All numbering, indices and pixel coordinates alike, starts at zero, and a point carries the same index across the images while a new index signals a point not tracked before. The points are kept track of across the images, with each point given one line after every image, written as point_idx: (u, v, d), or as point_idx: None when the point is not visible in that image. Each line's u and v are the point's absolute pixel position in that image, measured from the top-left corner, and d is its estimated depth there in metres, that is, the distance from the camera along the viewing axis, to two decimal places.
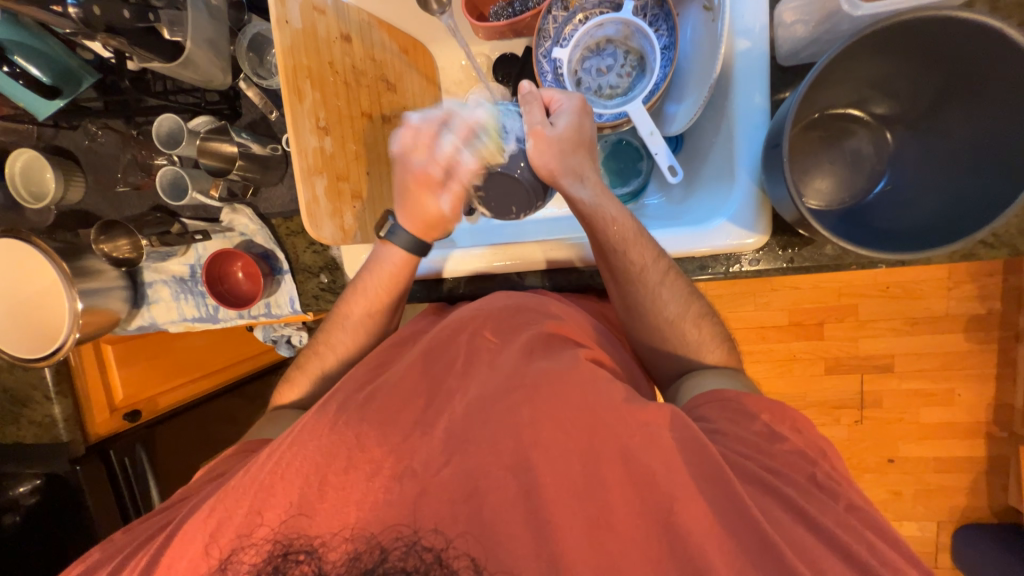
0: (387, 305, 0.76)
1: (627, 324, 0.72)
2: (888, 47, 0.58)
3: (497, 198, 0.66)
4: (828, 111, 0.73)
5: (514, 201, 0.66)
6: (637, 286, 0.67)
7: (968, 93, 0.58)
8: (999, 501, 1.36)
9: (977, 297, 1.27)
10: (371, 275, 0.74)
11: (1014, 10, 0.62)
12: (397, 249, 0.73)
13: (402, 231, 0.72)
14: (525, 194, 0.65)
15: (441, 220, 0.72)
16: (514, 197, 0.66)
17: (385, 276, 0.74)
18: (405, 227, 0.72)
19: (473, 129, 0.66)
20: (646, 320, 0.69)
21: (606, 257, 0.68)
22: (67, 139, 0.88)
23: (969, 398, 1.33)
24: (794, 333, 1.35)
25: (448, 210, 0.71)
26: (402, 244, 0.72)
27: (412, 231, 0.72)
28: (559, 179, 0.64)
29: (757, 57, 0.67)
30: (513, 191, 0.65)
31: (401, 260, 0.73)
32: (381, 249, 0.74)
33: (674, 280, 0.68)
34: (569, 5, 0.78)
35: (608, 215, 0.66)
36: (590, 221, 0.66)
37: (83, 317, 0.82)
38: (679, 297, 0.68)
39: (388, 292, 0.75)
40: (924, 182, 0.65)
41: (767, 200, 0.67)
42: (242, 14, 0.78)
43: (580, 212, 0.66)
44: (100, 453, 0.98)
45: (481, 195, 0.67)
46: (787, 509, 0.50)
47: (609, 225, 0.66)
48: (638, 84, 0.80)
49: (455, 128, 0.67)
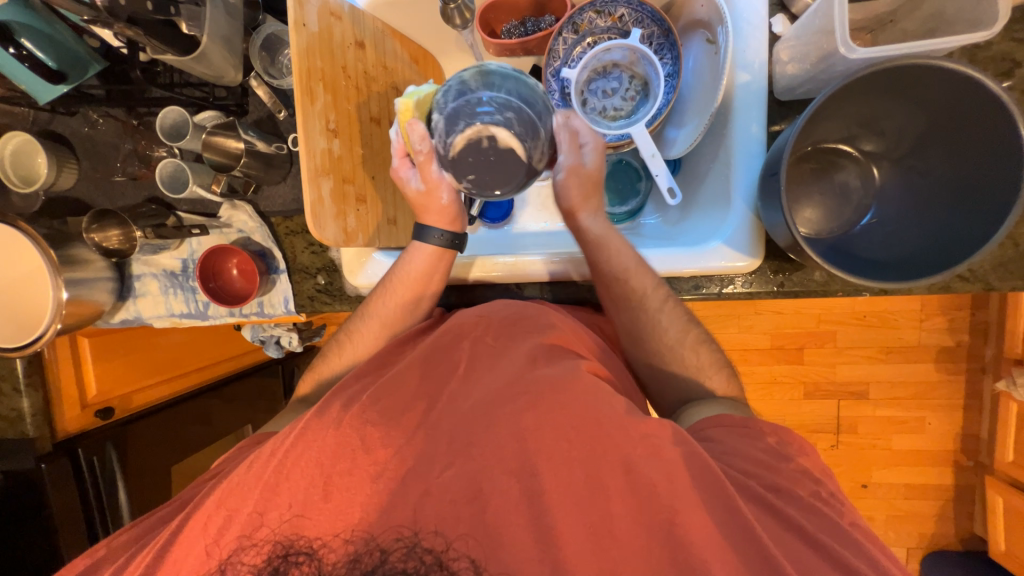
0: (414, 302, 0.75)
1: (631, 347, 0.73)
2: (878, 89, 0.62)
3: (484, 163, 0.63)
4: (819, 145, 0.77)
5: (495, 176, 0.63)
6: (638, 314, 0.71)
7: (951, 136, 0.62)
8: (965, 528, 1.41)
9: (948, 329, 1.33)
10: (404, 268, 0.74)
11: (989, 64, 0.67)
12: (426, 245, 0.74)
13: (435, 232, 0.74)
14: (495, 179, 0.64)
15: (426, 194, 0.71)
16: (501, 174, 0.63)
17: (419, 271, 0.75)
18: (436, 227, 0.74)
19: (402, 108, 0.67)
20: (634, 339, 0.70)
21: (609, 287, 0.71)
22: (63, 125, 0.86)
23: (938, 427, 1.38)
24: (776, 356, 1.39)
25: (421, 184, 0.70)
26: (435, 240, 0.74)
27: (444, 229, 0.75)
28: (577, 213, 0.72)
29: (754, 90, 0.71)
30: (512, 166, 0.63)
31: (433, 253, 0.74)
32: (414, 249, 0.75)
33: (674, 306, 0.71)
34: (578, 28, 0.82)
35: (614, 247, 0.71)
36: (595, 248, 0.71)
37: (66, 308, 0.78)
38: (680, 323, 0.70)
39: (417, 287, 0.75)
40: (907, 217, 0.69)
41: (760, 225, 0.70)
42: (257, 14, 0.79)
43: (586, 239, 0.72)
44: (69, 451, 0.93)
45: (485, 142, 0.62)
46: (782, 523, 0.51)
47: (615, 256, 0.70)
48: (641, 107, 0.83)
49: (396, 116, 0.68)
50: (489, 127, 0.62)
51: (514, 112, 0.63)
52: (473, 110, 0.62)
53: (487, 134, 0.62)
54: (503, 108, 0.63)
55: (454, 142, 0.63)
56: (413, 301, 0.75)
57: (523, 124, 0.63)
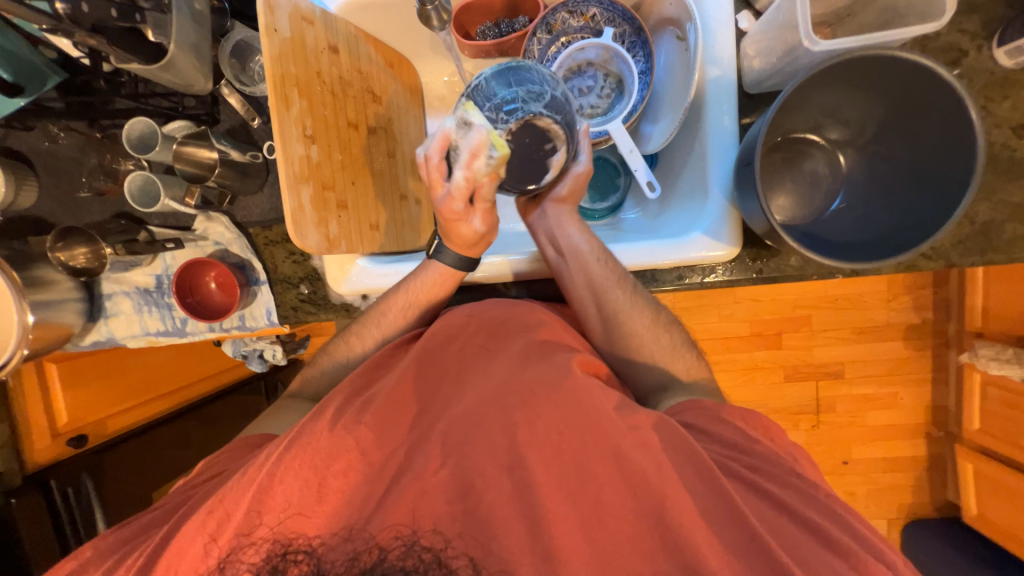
0: (420, 314, 0.76)
1: (603, 333, 0.74)
2: (842, 78, 0.64)
3: (529, 155, 0.62)
4: (789, 135, 0.79)
5: (515, 172, 0.63)
6: (611, 296, 0.71)
7: (913, 121, 0.65)
8: (939, 496, 1.48)
9: (913, 307, 1.40)
10: (413, 283, 0.75)
11: (939, 53, 0.71)
12: (440, 264, 0.74)
13: (448, 251, 0.73)
14: (531, 170, 0.63)
15: (479, 236, 0.71)
16: (525, 172, 0.64)
17: (429, 286, 0.75)
18: (452, 248, 0.73)
19: (483, 151, 0.57)
20: (620, 332, 0.72)
21: (585, 270, 0.72)
22: (18, 141, 0.82)
23: (910, 401, 1.45)
24: (756, 343, 1.43)
25: (482, 228, 0.70)
26: (449, 261, 0.74)
27: (457, 250, 0.73)
28: (564, 202, 0.74)
29: (725, 84, 0.73)
30: (533, 174, 0.64)
31: (443, 271, 0.74)
32: (425, 265, 0.75)
33: (640, 293, 0.72)
34: (552, 29, 0.83)
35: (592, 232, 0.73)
36: (574, 233, 0.73)
37: (33, 332, 0.75)
38: (648, 308, 0.72)
39: (426, 302, 0.76)
40: (875, 200, 0.72)
41: (738, 215, 0.72)
42: (224, 19, 0.77)
43: (562, 224, 0.74)
44: (40, 484, 0.89)
45: (550, 146, 0.63)
46: (771, 500, 0.53)
47: (592, 239, 0.73)
48: (617, 104, 0.85)
49: (463, 161, 0.59)
50: (563, 142, 0.63)
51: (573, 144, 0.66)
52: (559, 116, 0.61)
53: (558, 140, 0.63)
54: (574, 139, 0.67)
55: (538, 118, 0.60)
56: (404, 306, 0.75)
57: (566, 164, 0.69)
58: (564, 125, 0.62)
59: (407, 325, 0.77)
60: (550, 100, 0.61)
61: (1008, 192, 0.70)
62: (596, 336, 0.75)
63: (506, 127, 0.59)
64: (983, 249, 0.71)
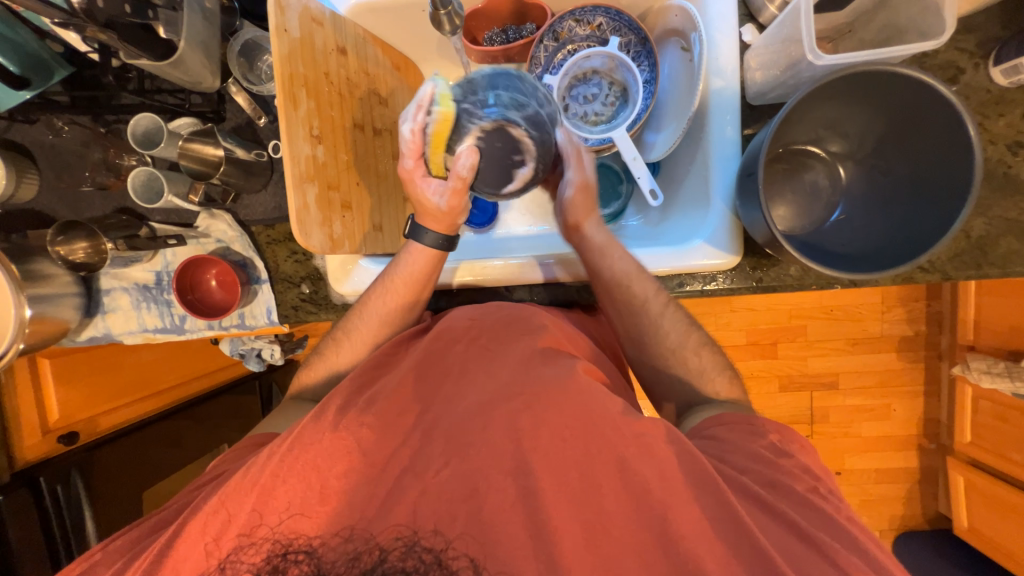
0: (403, 305, 0.75)
1: (634, 349, 0.75)
2: (843, 92, 0.66)
3: (492, 159, 0.58)
4: (790, 146, 0.80)
5: (478, 173, 0.61)
6: (640, 318, 0.72)
7: (912, 136, 0.66)
8: (930, 508, 1.49)
9: (907, 320, 1.42)
10: (392, 270, 0.74)
11: (938, 70, 0.73)
12: (417, 245, 0.73)
13: (429, 233, 0.73)
14: (492, 173, 0.60)
15: (445, 212, 0.69)
16: (486, 176, 0.61)
17: (409, 273, 0.74)
18: (432, 229, 0.73)
19: (426, 104, 0.57)
20: (650, 347, 0.73)
21: (613, 294, 0.73)
22: (21, 134, 0.82)
23: (903, 412, 1.46)
24: (752, 352, 1.44)
25: (444, 206, 0.68)
26: (428, 242, 0.73)
27: (439, 232, 0.73)
28: (580, 224, 0.74)
29: (728, 95, 0.74)
30: (494, 180, 0.61)
31: (420, 253, 0.73)
32: (403, 250, 0.75)
33: (675, 311, 0.73)
34: (559, 36, 0.84)
35: (615, 256, 0.72)
36: (597, 258, 0.73)
37: (28, 326, 0.73)
38: (677, 325, 0.72)
39: (406, 291, 0.74)
40: (873, 212, 0.73)
41: (738, 223, 0.73)
42: (234, 19, 0.77)
43: (585, 251, 0.74)
44: (29, 481, 0.87)
45: (519, 160, 0.59)
46: (772, 509, 0.53)
47: (615, 262, 0.72)
48: (621, 112, 0.86)
49: (411, 112, 0.59)
50: (531, 159, 0.60)
51: (544, 163, 0.62)
52: (534, 133, 0.58)
53: (526, 156, 0.59)
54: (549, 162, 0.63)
55: (512, 127, 0.56)
56: (384, 296, 0.74)
57: (531, 183, 0.64)
58: (538, 148, 0.59)
59: (401, 324, 0.76)
60: (532, 112, 0.58)
61: (1002, 207, 0.72)
62: (628, 349, 0.76)
63: (479, 123, 0.56)
64: (978, 262, 0.73)
